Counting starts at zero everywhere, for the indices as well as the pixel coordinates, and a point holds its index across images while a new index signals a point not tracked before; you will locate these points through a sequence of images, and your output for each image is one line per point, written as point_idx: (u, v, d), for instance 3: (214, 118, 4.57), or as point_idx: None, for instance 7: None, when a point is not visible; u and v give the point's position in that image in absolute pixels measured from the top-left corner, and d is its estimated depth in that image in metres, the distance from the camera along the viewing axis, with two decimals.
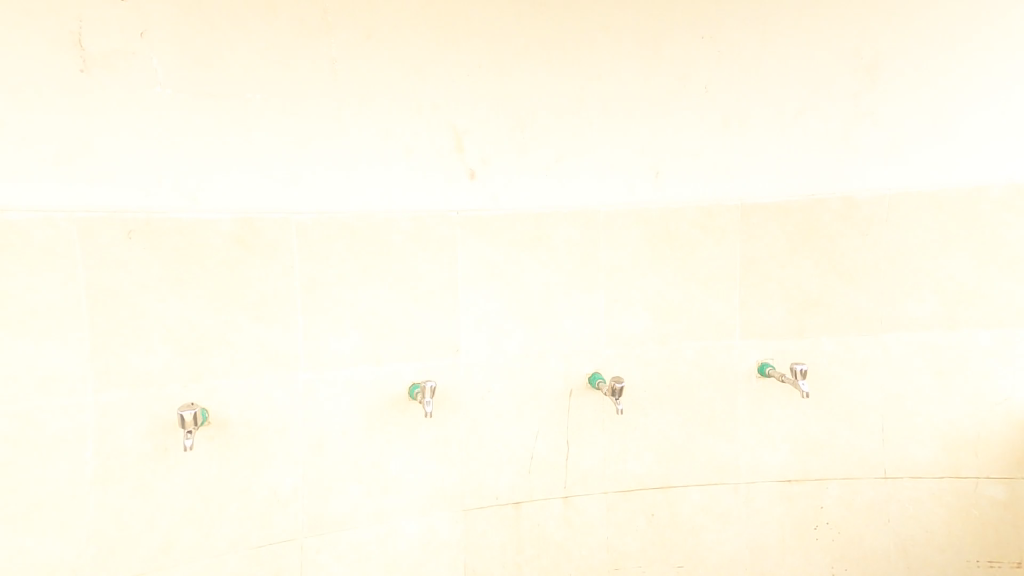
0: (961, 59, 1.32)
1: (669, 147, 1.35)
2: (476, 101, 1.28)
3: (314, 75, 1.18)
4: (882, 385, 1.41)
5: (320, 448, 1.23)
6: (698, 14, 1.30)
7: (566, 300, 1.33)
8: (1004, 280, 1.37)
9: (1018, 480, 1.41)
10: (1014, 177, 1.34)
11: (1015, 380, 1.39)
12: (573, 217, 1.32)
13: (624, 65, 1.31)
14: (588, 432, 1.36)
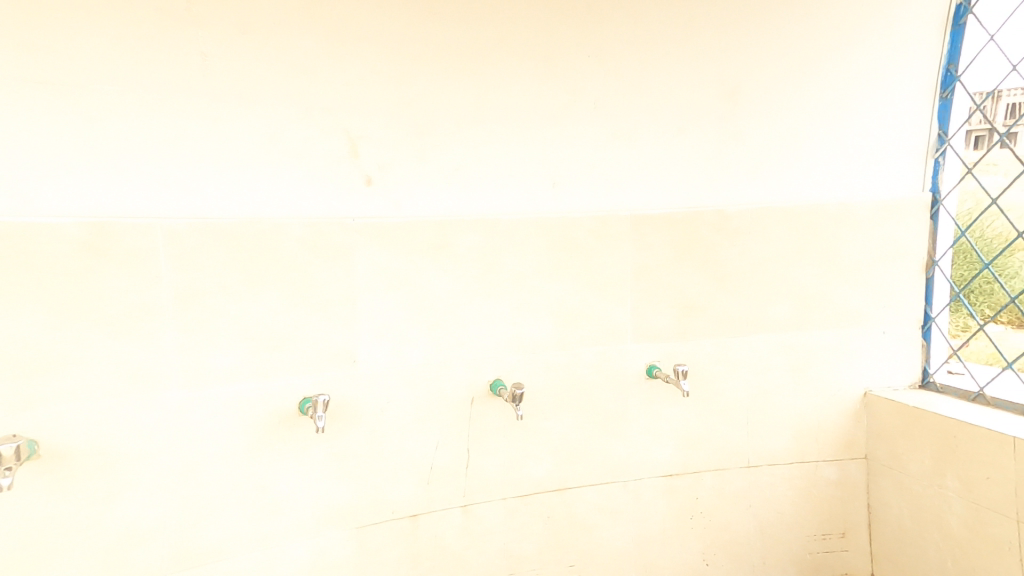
0: (803, 98, 1.52)
1: (566, 160, 1.39)
2: (370, 105, 1.21)
3: (182, 69, 1.06)
4: (748, 383, 1.58)
5: (189, 474, 1.10)
6: (586, 35, 1.34)
7: (469, 306, 1.32)
8: (838, 291, 1.62)
9: (845, 460, 1.67)
10: (846, 204, 1.59)
11: (844, 375, 1.65)
12: (476, 224, 1.31)
13: (516, 78, 1.31)
14: (489, 438, 1.36)
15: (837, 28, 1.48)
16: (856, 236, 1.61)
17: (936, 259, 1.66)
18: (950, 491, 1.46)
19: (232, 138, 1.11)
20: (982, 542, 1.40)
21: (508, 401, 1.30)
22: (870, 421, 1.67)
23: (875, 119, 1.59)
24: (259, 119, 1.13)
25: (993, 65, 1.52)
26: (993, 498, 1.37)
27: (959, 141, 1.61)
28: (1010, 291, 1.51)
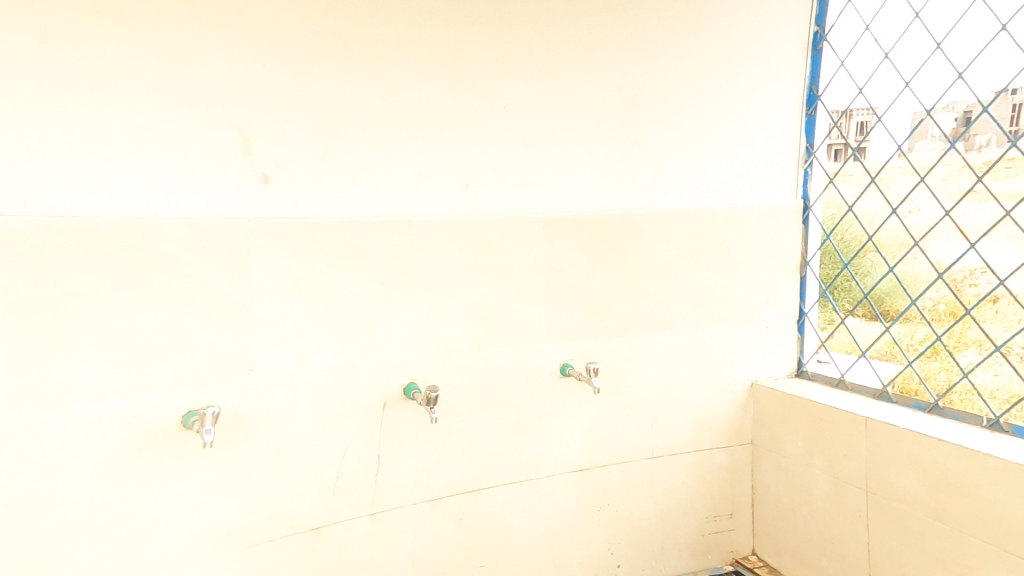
0: (694, 114, 1.65)
1: (479, 163, 1.39)
2: (263, 100, 1.15)
3: (24, 49, 0.95)
4: (652, 379, 1.68)
5: (36, 505, 0.98)
6: (492, 38, 1.37)
7: (382, 309, 1.27)
8: (728, 296, 1.77)
9: (734, 446, 1.83)
10: (733, 216, 1.74)
11: (733, 369, 1.81)
12: (386, 225, 1.27)
13: (423, 76, 1.30)
14: (401, 443, 1.33)
15: (714, 57, 1.65)
16: (743, 245, 1.77)
17: (808, 261, 1.88)
18: (817, 470, 1.66)
19: (89, 129, 1.01)
20: (840, 511, 1.61)
21: (422, 404, 1.27)
22: (754, 408, 1.84)
23: (755, 140, 1.77)
24: (124, 109, 1.04)
25: (845, 88, 1.75)
26: (850, 472, 1.58)
27: (823, 154, 1.84)
28: (862, 288, 1.75)
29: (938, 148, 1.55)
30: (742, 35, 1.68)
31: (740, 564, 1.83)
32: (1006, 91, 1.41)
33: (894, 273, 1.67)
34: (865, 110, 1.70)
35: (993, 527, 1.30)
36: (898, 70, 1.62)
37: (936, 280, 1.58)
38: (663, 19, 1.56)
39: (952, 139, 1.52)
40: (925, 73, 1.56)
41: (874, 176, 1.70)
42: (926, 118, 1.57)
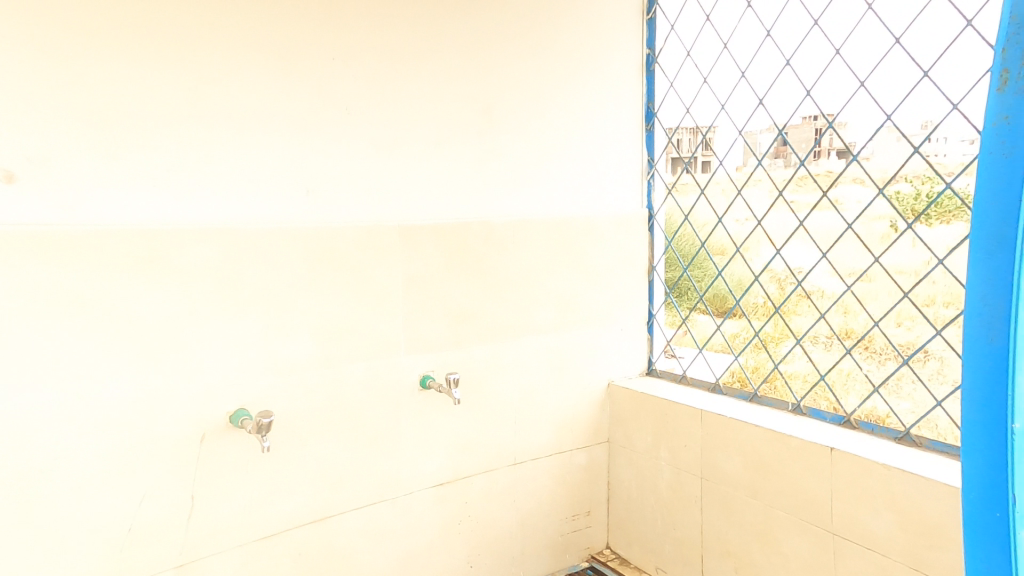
0: (547, 126, 1.72)
1: (321, 167, 1.32)
2: (22, 89, 1.03)
3: None
4: (515, 386, 1.70)
5: None
6: (325, 33, 1.31)
7: (198, 329, 1.18)
8: (584, 302, 1.87)
9: (592, 445, 1.93)
10: (583, 227, 1.83)
11: (589, 372, 1.90)
12: (201, 235, 1.18)
13: (243, 71, 1.22)
14: (222, 481, 1.23)
15: (562, 76, 1.75)
16: (597, 254, 1.89)
17: (655, 266, 2.09)
18: (662, 460, 1.82)
19: None
20: (678, 499, 1.78)
21: (254, 434, 1.14)
22: (611, 407, 1.96)
23: (605, 156, 1.90)
24: None
25: (676, 108, 1.96)
26: (688, 461, 1.76)
27: (661, 166, 2.04)
28: (698, 290, 1.99)
29: (750, 165, 1.82)
30: (584, 59, 1.81)
31: (595, 559, 1.94)
32: (793, 118, 1.70)
33: (721, 276, 1.92)
34: (693, 129, 1.93)
35: (793, 501, 1.53)
36: (715, 94, 1.87)
37: (755, 282, 1.84)
38: (508, 32, 1.61)
39: (759, 157, 1.79)
40: (735, 98, 1.82)
41: (703, 189, 1.93)
42: (739, 137, 1.83)
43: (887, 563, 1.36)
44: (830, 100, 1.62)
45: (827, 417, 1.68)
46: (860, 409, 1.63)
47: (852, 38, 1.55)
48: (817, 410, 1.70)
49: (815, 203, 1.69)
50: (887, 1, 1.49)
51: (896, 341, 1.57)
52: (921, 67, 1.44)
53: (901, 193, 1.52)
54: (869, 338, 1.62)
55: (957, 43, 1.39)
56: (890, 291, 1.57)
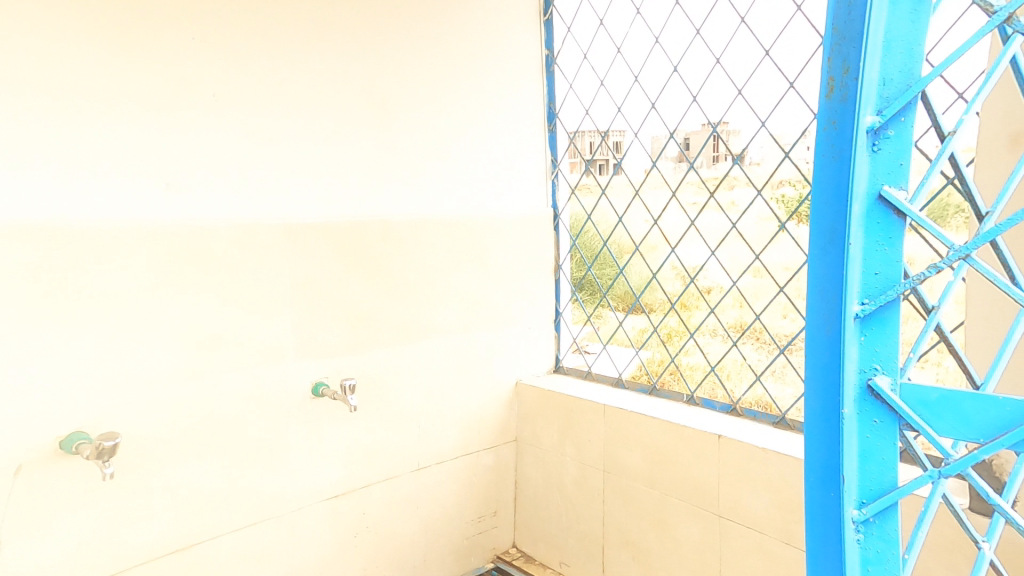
0: (447, 124, 1.70)
1: (185, 162, 1.24)
2: None
3: None
4: (418, 389, 1.66)
5: None
6: (185, 14, 1.22)
7: (26, 345, 1.08)
8: (490, 301, 1.86)
9: (499, 446, 1.92)
10: (486, 230, 1.84)
11: (497, 373, 1.90)
12: (29, 240, 1.07)
13: (82, 50, 1.11)
14: (57, 515, 1.12)
15: (460, 73, 1.74)
16: (501, 253, 1.88)
17: (561, 265, 2.20)
18: (567, 456, 1.86)
19: None
20: (583, 492, 1.83)
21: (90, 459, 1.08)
22: (518, 406, 1.97)
23: (507, 154, 1.91)
24: None
25: (575, 110, 2.06)
26: (591, 455, 1.81)
27: (564, 167, 2.15)
28: (603, 288, 2.12)
29: (648, 167, 1.93)
30: (482, 57, 1.81)
31: (500, 559, 1.94)
32: (684, 122, 1.83)
33: (624, 274, 2.05)
34: (594, 131, 2.03)
35: (683, 487, 1.62)
36: (612, 97, 1.97)
37: (656, 280, 1.95)
38: (403, 24, 1.58)
39: (656, 159, 1.90)
40: (630, 101, 1.93)
41: (604, 190, 2.04)
42: (636, 139, 1.94)
43: (762, 539, 1.47)
44: (712, 106, 1.77)
45: (717, 407, 1.85)
46: (745, 396, 1.79)
47: (729, 48, 1.70)
48: (709, 401, 1.86)
49: (704, 203, 1.82)
50: (757, 16, 1.65)
51: (779, 333, 1.71)
52: (787, 78, 1.62)
53: (786, 196, 1.67)
54: (753, 330, 1.77)
55: (814, 57, 1.57)
56: (770, 286, 1.72)
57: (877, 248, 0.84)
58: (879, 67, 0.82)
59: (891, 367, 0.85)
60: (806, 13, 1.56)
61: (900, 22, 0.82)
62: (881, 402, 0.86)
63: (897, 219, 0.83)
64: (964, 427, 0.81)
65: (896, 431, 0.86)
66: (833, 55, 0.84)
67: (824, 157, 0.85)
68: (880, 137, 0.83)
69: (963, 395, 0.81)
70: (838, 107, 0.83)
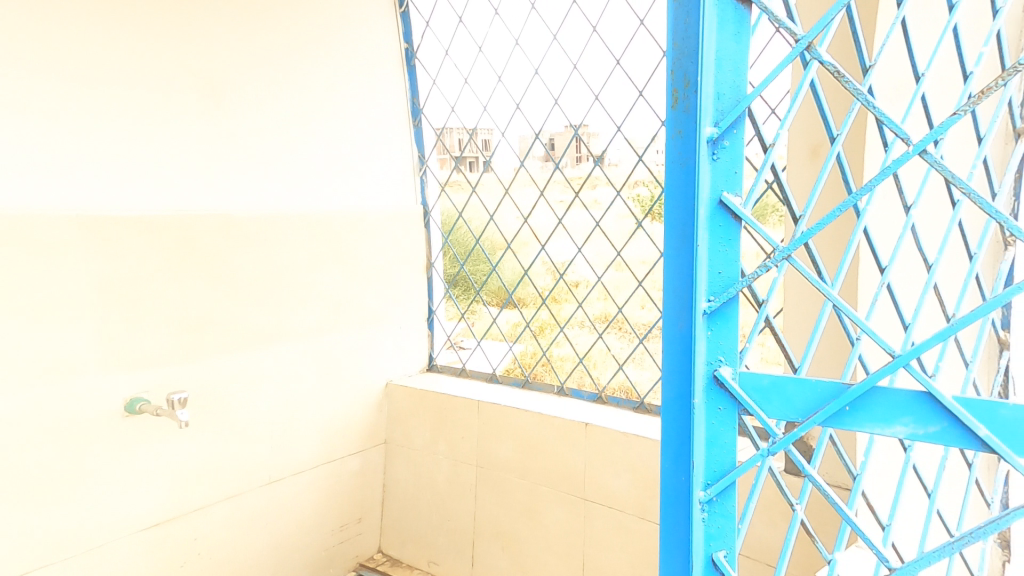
0: (291, 137, 1.80)
1: None
2: None
3: None
4: (270, 396, 1.76)
5: None
6: None
7: None
8: (338, 311, 1.94)
9: (367, 450, 2.05)
10: (342, 244, 1.94)
11: (366, 375, 2.03)
12: None
13: None
14: None
15: (292, 91, 1.80)
16: (350, 266, 1.97)
17: (433, 263, 2.27)
18: (439, 454, 2.03)
19: None
20: (454, 490, 2.00)
21: None
22: (389, 407, 2.10)
23: (356, 172, 2.00)
24: None
25: (439, 106, 2.19)
26: (464, 452, 2.00)
27: (432, 164, 2.24)
28: (475, 285, 2.22)
29: (516, 164, 2.11)
30: (320, 74, 1.87)
31: (363, 566, 2.05)
32: (548, 123, 2.04)
33: (496, 271, 2.19)
34: (462, 128, 2.17)
35: (554, 475, 1.85)
36: (478, 96, 2.14)
37: (528, 275, 2.12)
38: (240, 42, 1.66)
39: (524, 159, 2.09)
40: (496, 100, 2.11)
41: (474, 187, 2.17)
42: (503, 138, 2.12)
43: (622, 517, 1.72)
44: (573, 108, 1.99)
45: (585, 395, 2.02)
46: (609, 383, 1.98)
47: (584, 55, 1.94)
48: (577, 390, 2.03)
49: (570, 201, 2.03)
50: (607, 28, 1.89)
51: (638, 322, 1.92)
52: (637, 86, 1.85)
53: (642, 197, 1.89)
54: (626, 319, 1.96)
55: (656, 69, 1.80)
56: (629, 280, 1.94)
57: (720, 247, 0.82)
58: (712, 81, 0.81)
59: (734, 359, 0.83)
60: (648, 30, 1.81)
61: (729, 40, 0.81)
62: (724, 390, 0.83)
63: (737, 222, 0.81)
64: (789, 410, 0.80)
65: (737, 419, 0.83)
66: (675, 69, 0.82)
67: (673, 164, 0.83)
68: (718, 147, 0.81)
69: (788, 379, 0.80)
70: (682, 118, 0.81)
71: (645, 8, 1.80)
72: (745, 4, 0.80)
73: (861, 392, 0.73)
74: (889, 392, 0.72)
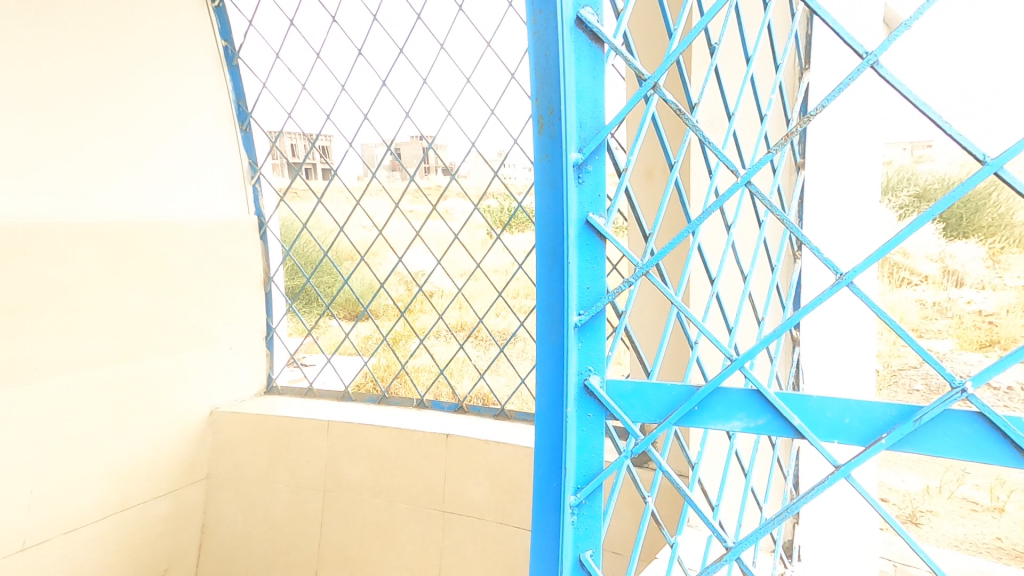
0: (70, 140, 1.59)
1: None
2: None
3: None
4: (34, 439, 1.53)
5: None
6: None
7: None
8: (137, 337, 1.76)
9: (178, 490, 1.91)
10: (143, 261, 1.77)
11: (179, 404, 1.89)
12: None
13: None
14: None
15: (69, 89, 1.58)
16: (153, 289, 1.80)
17: (272, 277, 2.19)
18: (278, 482, 1.95)
19: None
20: (295, 518, 1.93)
21: None
22: (213, 438, 2.00)
23: (161, 186, 1.84)
24: None
25: (272, 110, 2.12)
26: (308, 477, 1.93)
27: (268, 171, 2.17)
28: (324, 299, 2.17)
29: (363, 174, 2.09)
30: (107, 75, 1.67)
31: None
32: (398, 134, 2.03)
33: (348, 283, 2.15)
34: (300, 134, 2.12)
35: (413, 490, 1.83)
36: (320, 104, 2.08)
37: (382, 287, 2.12)
38: None
39: (374, 169, 2.06)
40: (340, 109, 2.07)
41: (319, 196, 2.13)
42: (350, 147, 2.09)
43: (482, 523, 1.75)
44: (426, 122, 1.99)
45: (445, 406, 2.00)
46: (468, 392, 1.99)
47: (432, 71, 1.95)
48: (437, 402, 2.01)
49: (426, 212, 2.05)
50: (454, 47, 1.92)
51: (495, 330, 1.99)
52: (488, 105, 1.91)
53: (491, 207, 1.96)
54: (481, 328, 2.01)
55: (505, 90, 1.88)
56: (487, 289, 2.00)
57: (587, 264, 0.84)
58: (575, 110, 0.81)
59: (602, 368, 0.85)
60: (494, 53, 1.87)
61: (586, 75, 0.82)
62: (593, 398, 0.86)
63: (602, 241, 0.84)
64: (649, 413, 0.84)
65: (605, 426, 0.86)
66: (539, 97, 0.81)
67: (541, 188, 0.83)
68: (583, 172, 0.82)
69: (648, 386, 0.84)
70: (548, 142, 0.81)
71: (491, 31, 1.86)
72: (598, 41, 0.81)
73: (706, 393, 0.79)
74: (728, 391, 0.79)
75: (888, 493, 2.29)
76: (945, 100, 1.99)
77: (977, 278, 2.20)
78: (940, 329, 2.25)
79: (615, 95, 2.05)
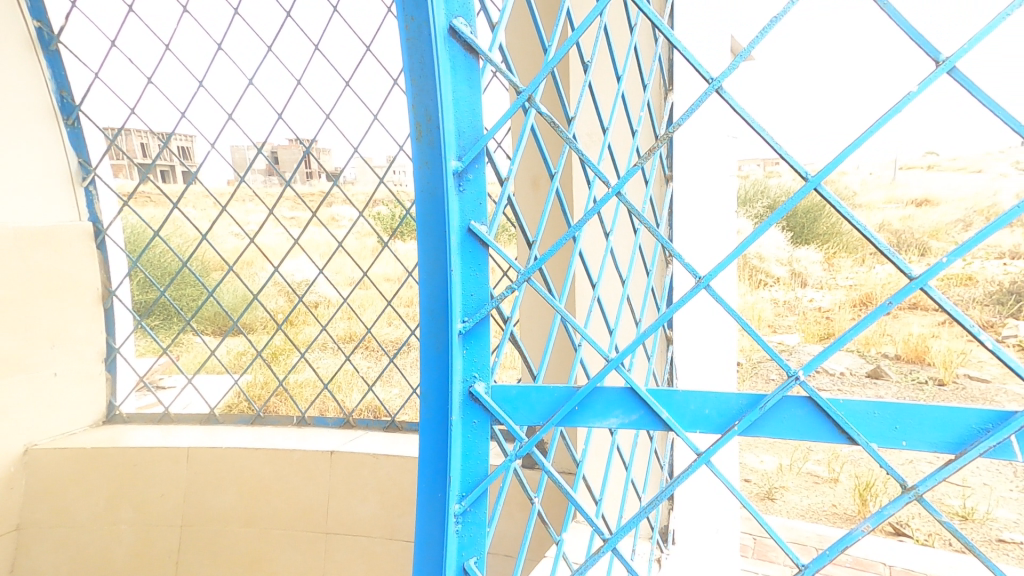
0: None
1: None
2: None
3: None
4: None
5: None
6: None
7: None
8: None
9: None
10: None
11: None
12: None
13: None
14: None
15: None
16: None
17: (114, 291, 1.95)
18: (119, 523, 1.76)
19: None
20: (142, 560, 1.75)
21: None
22: (29, 481, 1.76)
23: None
24: None
25: (107, 103, 1.92)
26: (159, 513, 1.75)
27: (105, 171, 1.94)
28: (185, 313, 2.03)
29: (232, 178, 1.94)
30: None
31: None
32: (271, 136, 1.90)
33: (213, 296, 1.99)
34: (148, 132, 1.94)
35: (290, 514, 1.71)
36: (173, 101, 1.90)
37: (256, 299, 1.98)
38: None
39: (243, 173, 1.93)
40: (198, 106, 1.90)
41: (175, 201, 1.96)
42: (213, 148, 1.92)
43: (369, 542, 1.67)
44: (302, 125, 1.89)
45: (330, 422, 1.91)
46: (356, 406, 1.91)
47: (307, 71, 1.85)
48: (321, 418, 1.91)
49: (307, 220, 1.97)
50: (329, 47, 1.84)
51: (386, 340, 1.95)
52: (370, 110, 1.84)
53: (382, 214, 1.92)
54: (372, 338, 1.94)
55: (388, 96, 1.82)
56: (377, 298, 1.94)
57: (471, 272, 0.82)
58: (453, 119, 0.80)
59: (487, 374, 0.84)
60: (374, 57, 1.82)
61: (462, 85, 0.80)
62: (478, 404, 0.84)
63: (485, 249, 0.83)
64: (533, 416, 0.84)
65: (491, 431, 0.85)
66: (415, 104, 0.79)
67: (422, 196, 0.80)
68: (463, 180, 0.81)
69: (532, 388, 0.85)
70: (427, 149, 0.79)
71: (371, 34, 1.81)
72: (473, 52, 0.80)
73: (586, 393, 0.81)
74: (605, 390, 0.82)
75: (751, 474, 2.63)
76: (784, 125, 2.31)
77: (818, 279, 2.52)
78: (789, 325, 2.57)
79: (498, 103, 2.08)
